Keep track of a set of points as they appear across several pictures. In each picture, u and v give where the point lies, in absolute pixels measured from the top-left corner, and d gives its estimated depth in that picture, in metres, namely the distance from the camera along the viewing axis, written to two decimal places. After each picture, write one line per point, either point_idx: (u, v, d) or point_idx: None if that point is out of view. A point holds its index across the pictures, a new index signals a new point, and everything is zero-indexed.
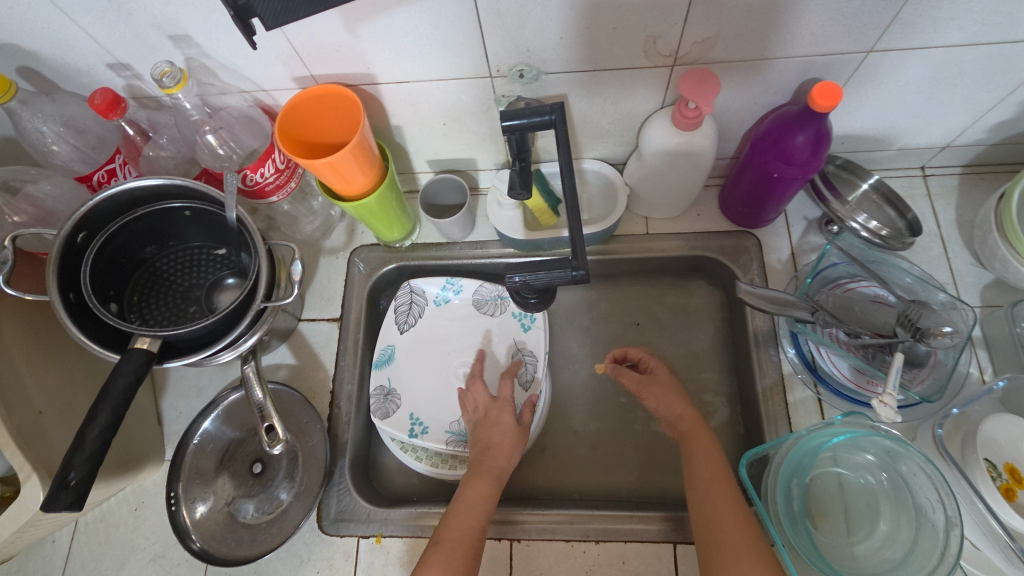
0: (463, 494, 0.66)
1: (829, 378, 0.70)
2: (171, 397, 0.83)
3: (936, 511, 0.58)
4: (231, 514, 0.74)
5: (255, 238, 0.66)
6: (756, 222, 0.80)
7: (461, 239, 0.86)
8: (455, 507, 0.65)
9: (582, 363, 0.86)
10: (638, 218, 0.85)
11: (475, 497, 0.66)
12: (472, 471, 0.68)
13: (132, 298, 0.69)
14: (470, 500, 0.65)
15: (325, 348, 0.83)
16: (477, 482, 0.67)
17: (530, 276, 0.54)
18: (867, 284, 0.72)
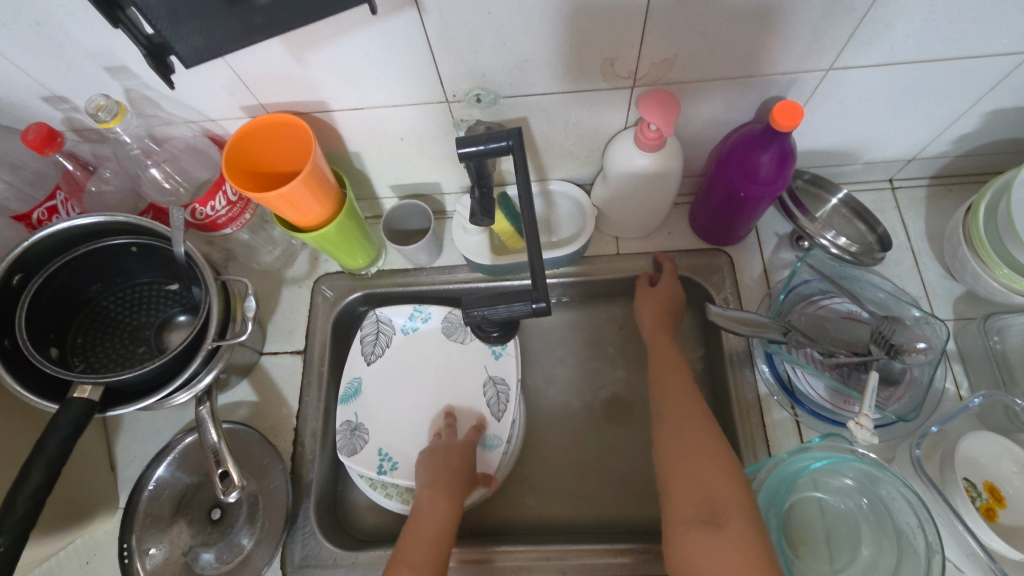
0: (418, 525, 0.65)
1: (805, 399, 0.69)
2: (125, 440, 0.79)
3: (917, 537, 0.56)
4: (188, 565, 0.69)
5: (206, 273, 0.62)
6: (728, 240, 0.79)
7: (428, 264, 0.83)
8: (413, 541, 0.63)
9: (556, 388, 0.84)
10: (608, 238, 0.84)
11: (432, 529, 0.65)
12: (425, 501, 0.67)
13: (75, 341, 0.65)
14: (428, 534, 0.64)
15: (288, 382, 0.80)
16: (437, 513, 0.66)
17: (487, 309, 0.52)
18: (839, 300, 0.72)
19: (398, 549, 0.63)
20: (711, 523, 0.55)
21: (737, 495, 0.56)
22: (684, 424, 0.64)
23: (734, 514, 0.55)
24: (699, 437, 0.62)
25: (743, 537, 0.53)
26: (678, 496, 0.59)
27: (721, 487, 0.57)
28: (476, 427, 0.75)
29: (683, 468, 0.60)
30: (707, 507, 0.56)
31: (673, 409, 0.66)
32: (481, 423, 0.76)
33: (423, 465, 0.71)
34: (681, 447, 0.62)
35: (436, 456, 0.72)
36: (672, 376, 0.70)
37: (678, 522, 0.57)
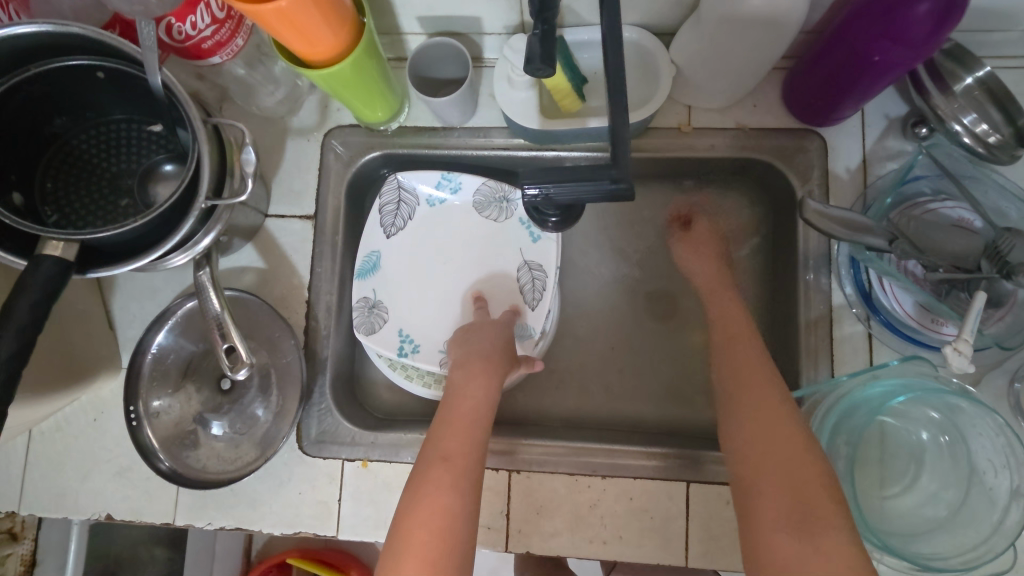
0: (454, 405, 0.57)
1: (885, 311, 0.60)
2: (122, 298, 0.72)
3: (997, 477, 0.51)
4: (199, 432, 0.66)
5: (191, 112, 0.50)
6: (824, 121, 0.65)
7: (460, 123, 0.70)
8: (450, 420, 0.55)
9: (595, 278, 0.76)
10: (679, 107, 0.68)
11: (471, 409, 0.56)
12: (460, 380, 0.59)
13: (45, 186, 0.55)
14: (466, 414, 0.56)
15: (297, 250, 0.71)
16: (474, 391, 0.58)
17: (552, 187, 0.43)
18: (952, 204, 0.60)
19: (433, 431, 0.55)
20: (807, 521, 0.45)
21: (837, 497, 0.46)
22: (770, 411, 0.54)
23: (835, 516, 0.45)
24: (792, 428, 0.52)
25: (845, 543, 0.43)
26: (762, 495, 0.49)
27: (817, 485, 0.47)
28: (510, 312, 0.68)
29: (769, 464, 0.50)
30: (801, 505, 0.46)
31: (756, 397, 0.55)
32: (515, 310, 0.69)
33: (453, 346, 0.64)
34: (766, 438, 0.52)
35: (469, 336, 0.64)
36: (748, 363, 0.59)
37: (766, 521, 0.47)
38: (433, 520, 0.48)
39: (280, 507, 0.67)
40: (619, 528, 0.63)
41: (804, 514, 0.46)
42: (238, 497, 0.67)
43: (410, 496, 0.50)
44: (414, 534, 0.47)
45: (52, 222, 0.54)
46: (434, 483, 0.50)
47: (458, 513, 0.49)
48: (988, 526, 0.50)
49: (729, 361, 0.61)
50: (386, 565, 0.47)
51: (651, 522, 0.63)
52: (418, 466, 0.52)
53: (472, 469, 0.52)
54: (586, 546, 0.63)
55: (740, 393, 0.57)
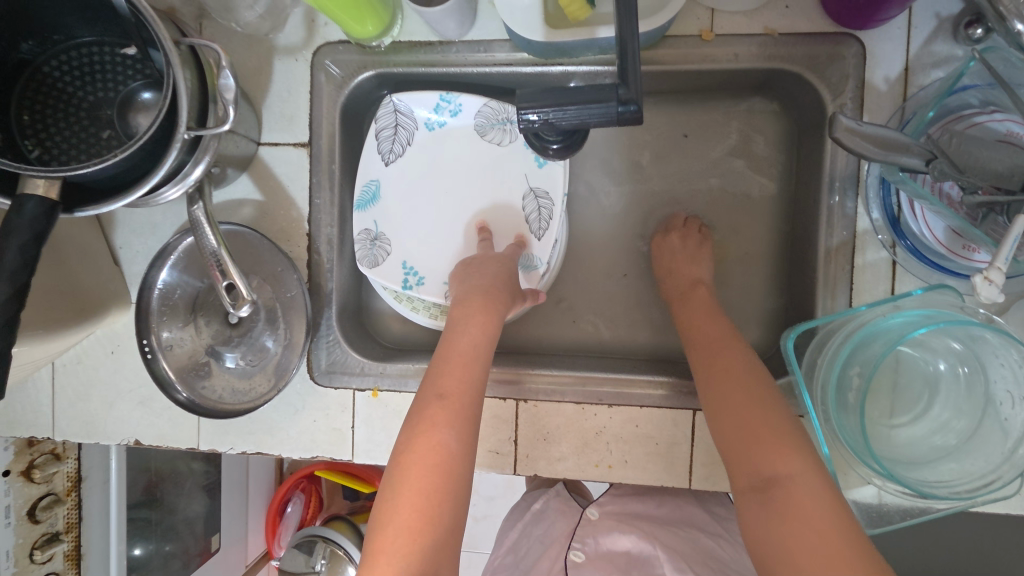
0: (453, 342, 0.56)
1: (912, 236, 0.56)
2: (124, 233, 0.71)
3: (1014, 408, 0.49)
4: (212, 365, 0.67)
5: (160, 32, 0.46)
6: (865, 23, 0.57)
7: (458, 37, 0.64)
8: (448, 358, 0.55)
9: (605, 204, 0.72)
10: (701, 11, 0.61)
11: (470, 347, 0.55)
12: (457, 316, 0.58)
13: (22, 119, 0.52)
14: (464, 350, 0.55)
15: (294, 181, 0.68)
16: (474, 328, 0.57)
17: (552, 113, 0.39)
18: (1001, 117, 0.54)
19: (432, 368, 0.55)
20: (765, 488, 0.45)
21: (795, 457, 0.46)
22: (728, 381, 0.53)
23: (792, 476, 0.45)
24: (751, 397, 0.51)
25: (802, 500, 0.43)
26: (734, 466, 0.49)
27: (773, 452, 0.46)
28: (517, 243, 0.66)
29: (732, 437, 0.50)
30: (760, 473, 0.46)
31: (717, 364, 0.55)
32: (522, 239, 0.67)
33: (457, 277, 0.63)
34: (724, 409, 0.52)
35: (470, 269, 0.62)
36: (711, 335, 0.58)
37: (738, 491, 0.48)
38: (430, 457, 0.48)
39: (298, 433, 0.69)
40: (624, 453, 0.65)
41: (764, 482, 0.46)
42: (257, 424, 0.70)
43: (408, 433, 0.51)
44: (411, 469, 0.48)
45: (35, 157, 0.52)
46: (430, 421, 0.50)
47: (453, 449, 0.49)
48: (999, 456, 0.49)
49: (694, 331, 0.60)
50: (385, 497, 0.48)
51: (655, 447, 0.64)
52: (417, 403, 0.53)
53: (470, 407, 0.52)
54: (592, 469, 0.65)
55: (702, 367, 0.56)
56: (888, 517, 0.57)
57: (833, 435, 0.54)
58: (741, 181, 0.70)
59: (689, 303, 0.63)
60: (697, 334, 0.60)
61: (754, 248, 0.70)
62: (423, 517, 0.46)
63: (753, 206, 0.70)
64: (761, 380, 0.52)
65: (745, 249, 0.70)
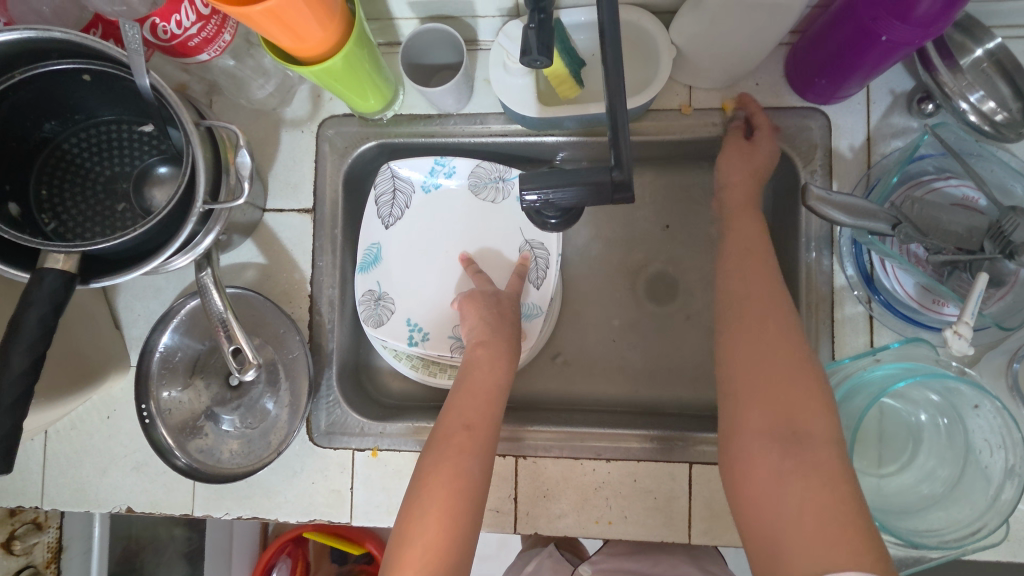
0: (477, 377, 0.60)
1: (885, 292, 0.61)
2: (127, 298, 0.72)
3: (992, 455, 0.52)
4: (209, 427, 0.67)
5: (182, 115, 0.49)
6: (829, 98, 0.63)
7: (455, 111, 0.69)
8: (471, 390, 0.59)
9: (594, 262, 0.75)
10: (679, 88, 0.67)
11: (492, 382, 0.60)
12: (478, 356, 0.62)
13: (40, 194, 0.54)
14: (490, 384, 0.60)
15: (297, 245, 0.70)
16: (489, 365, 0.61)
17: (553, 193, 0.43)
18: (956, 183, 0.59)
19: (454, 399, 0.59)
20: (793, 440, 0.46)
21: (826, 417, 0.47)
22: (769, 326, 0.52)
23: (822, 437, 0.46)
24: (788, 351, 0.51)
25: (828, 463, 0.45)
26: (752, 398, 0.49)
27: (808, 408, 0.47)
28: (518, 271, 0.69)
29: (764, 381, 0.50)
30: (789, 421, 0.47)
31: (760, 305, 0.54)
32: (523, 265, 0.69)
33: (471, 306, 0.65)
34: (760, 355, 0.51)
35: (481, 307, 0.65)
36: (756, 275, 0.56)
37: (752, 428, 0.48)
38: (453, 479, 0.53)
39: (295, 496, 0.69)
40: (624, 508, 0.65)
41: (792, 433, 0.47)
42: (254, 488, 0.69)
43: (433, 455, 0.55)
44: (434, 490, 0.53)
45: (50, 230, 0.54)
46: (457, 447, 0.55)
47: (475, 476, 0.54)
48: (983, 503, 0.51)
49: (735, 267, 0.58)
50: (410, 513, 0.52)
51: (654, 502, 0.65)
52: (442, 431, 0.57)
53: (491, 438, 0.57)
54: (592, 526, 0.65)
55: (734, 306, 0.56)
56: None
57: None
58: None
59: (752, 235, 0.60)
60: (743, 272, 0.57)
61: None
62: (445, 537, 0.51)
63: None
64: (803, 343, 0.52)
65: None
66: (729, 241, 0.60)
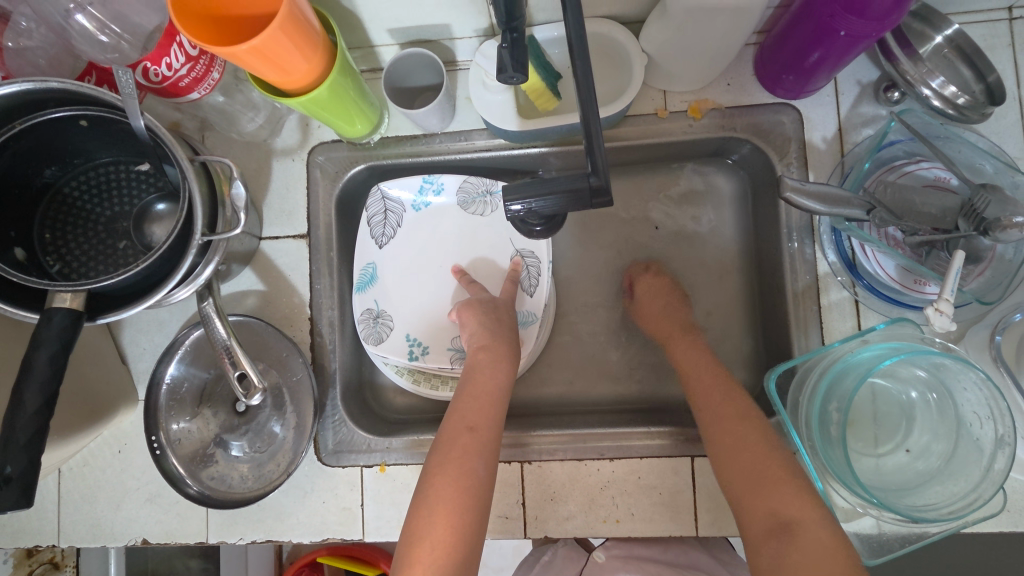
0: (478, 381, 0.62)
1: (868, 275, 0.62)
2: (132, 333, 0.74)
3: (983, 427, 0.52)
4: (218, 453, 0.69)
5: (176, 151, 0.51)
6: (799, 93, 0.66)
7: (440, 129, 0.71)
8: (474, 395, 0.61)
9: (585, 267, 0.77)
10: (654, 93, 0.69)
11: (493, 386, 0.61)
12: (480, 359, 0.63)
13: (43, 237, 0.56)
14: (491, 389, 0.61)
15: (294, 269, 0.72)
16: (490, 369, 0.62)
17: (534, 202, 0.45)
18: (928, 165, 0.61)
19: (457, 402, 0.60)
20: (783, 529, 0.51)
21: (807, 501, 0.52)
22: (741, 431, 0.58)
23: (806, 516, 0.51)
24: (754, 437, 0.58)
25: (818, 539, 0.49)
26: (745, 512, 0.54)
27: (790, 496, 0.52)
28: (510, 279, 0.71)
29: (743, 479, 0.55)
30: (775, 514, 0.52)
31: (726, 415, 0.60)
32: (515, 272, 0.71)
33: (470, 314, 0.67)
34: (736, 457, 0.57)
35: (479, 314, 0.66)
36: (714, 390, 0.63)
37: (751, 535, 0.53)
38: (460, 480, 0.54)
39: (307, 516, 0.70)
40: (630, 505, 0.66)
41: (781, 522, 0.51)
42: (267, 511, 0.70)
43: (440, 457, 0.56)
44: (442, 491, 0.54)
45: (55, 271, 0.55)
46: (461, 448, 0.56)
47: (480, 475, 0.55)
48: (978, 474, 0.52)
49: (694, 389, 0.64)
50: (418, 512, 0.54)
51: (659, 497, 0.66)
52: (446, 434, 0.58)
53: (494, 440, 0.58)
54: (600, 525, 0.66)
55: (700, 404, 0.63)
56: (889, 546, 0.57)
57: (824, 469, 0.57)
58: (709, 236, 0.76)
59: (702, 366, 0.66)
60: (697, 389, 0.64)
61: (729, 296, 0.75)
62: (454, 534, 0.52)
63: (724, 258, 0.75)
64: (771, 431, 0.59)
65: (722, 300, 0.75)
66: (681, 358, 0.68)
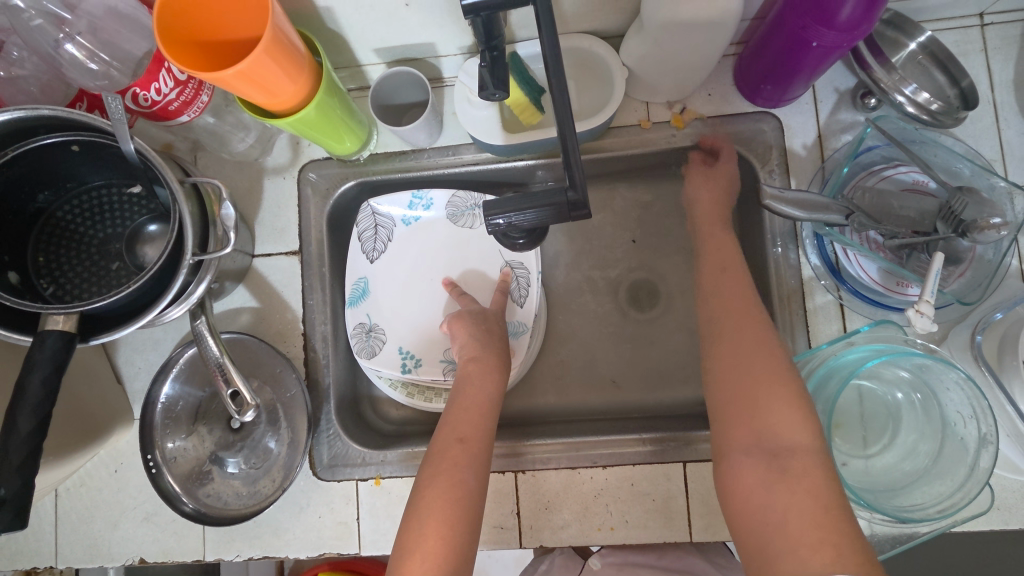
0: (468, 393, 0.62)
1: (851, 279, 0.63)
2: (127, 352, 0.74)
3: (966, 426, 0.53)
4: (214, 469, 0.69)
5: (165, 174, 0.52)
6: (778, 102, 0.67)
7: (429, 144, 0.72)
8: (463, 407, 0.61)
9: (575, 276, 0.78)
10: (637, 105, 0.71)
11: (482, 398, 0.62)
12: (470, 371, 0.64)
13: (37, 261, 0.57)
14: (480, 401, 0.62)
15: (287, 286, 0.73)
16: (480, 381, 0.63)
17: (514, 217, 0.45)
18: (906, 169, 0.62)
19: (447, 415, 0.61)
20: (775, 454, 0.50)
21: (807, 428, 0.50)
22: (755, 351, 0.57)
23: (803, 445, 0.50)
24: (765, 354, 0.56)
25: (808, 469, 0.48)
26: (737, 432, 0.54)
27: (788, 420, 0.51)
28: (499, 289, 0.72)
29: (744, 402, 0.54)
30: (768, 438, 0.51)
31: (740, 339, 0.58)
32: (505, 283, 0.72)
33: (461, 324, 0.68)
34: (742, 381, 0.55)
35: (469, 326, 0.67)
36: (736, 311, 0.61)
37: (738, 451, 0.52)
38: (450, 492, 0.55)
39: (303, 531, 0.70)
40: (624, 513, 0.67)
41: (776, 447, 0.50)
42: (263, 527, 0.70)
43: (430, 470, 0.57)
44: (433, 503, 0.54)
45: (49, 294, 0.56)
46: (451, 460, 0.57)
47: (470, 487, 0.56)
48: (963, 474, 0.53)
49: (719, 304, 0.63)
50: (410, 525, 0.54)
51: (653, 504, 0.66)
52: (437, 445, 0.59)
53: (484, 450, 0.59)
54: (595, 533, 0.67)
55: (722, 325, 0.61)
56: (880, 547, 0.58)
57: None
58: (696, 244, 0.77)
59: (730, 278, 0.64)
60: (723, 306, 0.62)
61: None
62: (445, 545, 0.52)
63: None
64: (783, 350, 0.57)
65: None
66: (710, 272, 0.67)
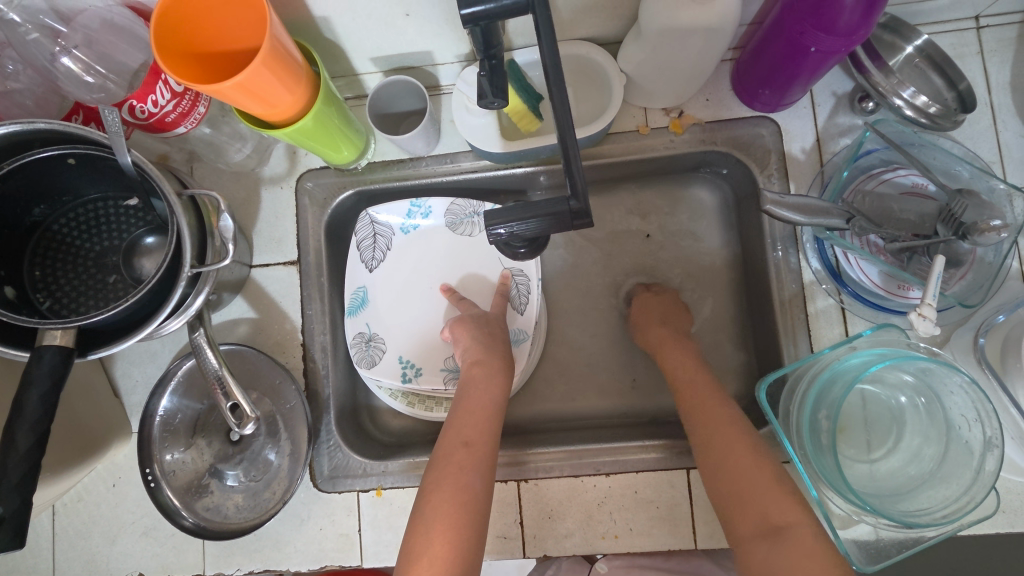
0: (472, 397, 0.62)
1: (852, 282, 0.63)
2: (124, 365, 0.74)
3: (971, 429, 0.53)
4: (213, 482, 0.68)
5: (163, 185, 0.52)
6: (776, 106, 0.67)
7: (427, 153, 0.72)
8: (469, 411, 0.61)
9: (575, 282, 0.78)
10: (635, 110, 0.71)
11: (487, 402, 0.61)
12: (475, 374, 0.63)
13: (33, 275, 0.56)
14: (485, 405, 0.61)
15: (285, 296, 0.73)
16: (484, 385, 0.62)
17: (516, 226, 0.45)
18: (905, 172, 0.62)
19: (452, 419, 0.61)
20: (775, 532, 0.50)
21: (797, 506, 0.51)
22: (725, 430, 0.57)
23: (798, 520, 0.50)
24: (738, 430, 0.57)
25: (810, 544, 0.48)
26: (737, 516, 0.53)
27: (779, 500, 0.51)
28: (500, 297, 0.71)
29: (732, 484, 0.54)
30: (767, 519, 0.51)
31: (711, 414, 0.59)
32: (505, 290, 0.71)
33: (462, 331, 0.67)
34: (724, 462, 0.56)
35: (471, 331, 0.67)
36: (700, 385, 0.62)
37: (742, 538, 0.52)
38: (457, 496, 0.54)
39: (304, 544, 0.69)
40: (628, 521, 0.66)
41: (774, 526, 0.50)
42: (263, 540, 0.70)
43: (437, 473, 0.56)
44: (439, 508, 0.54)
45: (46, 308, 0.56)
46: (457, 465, 0.56)
47: (477, 490, 0.55)
48: (968, 478, 0.53)
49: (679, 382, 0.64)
50: (416, 531, 0.53)
51: (657, 511, 0.66)
52: (443, 448, 0.58)
53: (490, 454, 0.58)
54: (599, 542, 0.66)
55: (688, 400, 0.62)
56: (886, 552, 0.57)
57: (818, 477, 0.57)
58: (695, 248, 0.76)
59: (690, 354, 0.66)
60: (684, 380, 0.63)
61: (718, 307, 0.75)
62: (452, 549, 0.52)
63: (712, 269, 0.76)
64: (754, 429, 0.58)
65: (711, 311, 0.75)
66: (668, 341, 0.67)
